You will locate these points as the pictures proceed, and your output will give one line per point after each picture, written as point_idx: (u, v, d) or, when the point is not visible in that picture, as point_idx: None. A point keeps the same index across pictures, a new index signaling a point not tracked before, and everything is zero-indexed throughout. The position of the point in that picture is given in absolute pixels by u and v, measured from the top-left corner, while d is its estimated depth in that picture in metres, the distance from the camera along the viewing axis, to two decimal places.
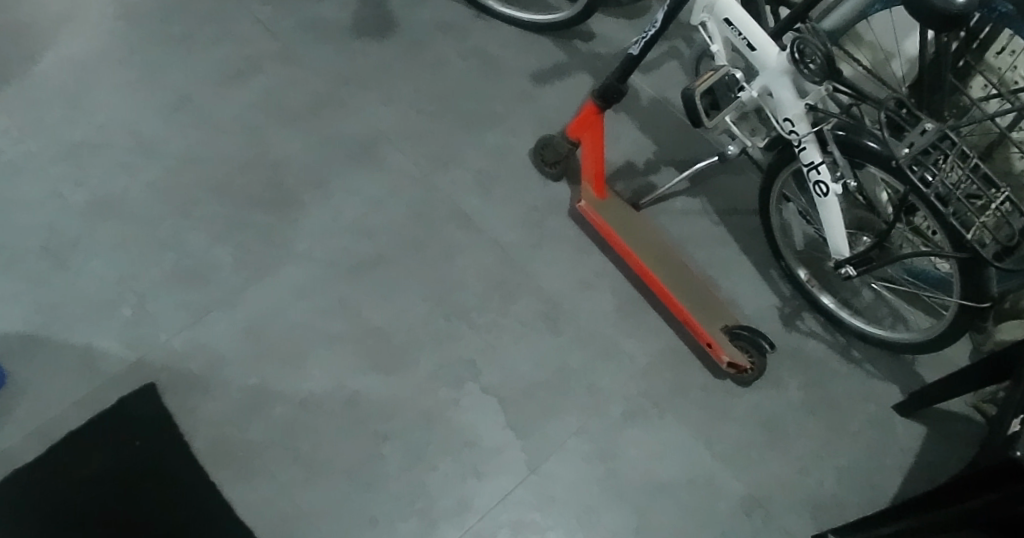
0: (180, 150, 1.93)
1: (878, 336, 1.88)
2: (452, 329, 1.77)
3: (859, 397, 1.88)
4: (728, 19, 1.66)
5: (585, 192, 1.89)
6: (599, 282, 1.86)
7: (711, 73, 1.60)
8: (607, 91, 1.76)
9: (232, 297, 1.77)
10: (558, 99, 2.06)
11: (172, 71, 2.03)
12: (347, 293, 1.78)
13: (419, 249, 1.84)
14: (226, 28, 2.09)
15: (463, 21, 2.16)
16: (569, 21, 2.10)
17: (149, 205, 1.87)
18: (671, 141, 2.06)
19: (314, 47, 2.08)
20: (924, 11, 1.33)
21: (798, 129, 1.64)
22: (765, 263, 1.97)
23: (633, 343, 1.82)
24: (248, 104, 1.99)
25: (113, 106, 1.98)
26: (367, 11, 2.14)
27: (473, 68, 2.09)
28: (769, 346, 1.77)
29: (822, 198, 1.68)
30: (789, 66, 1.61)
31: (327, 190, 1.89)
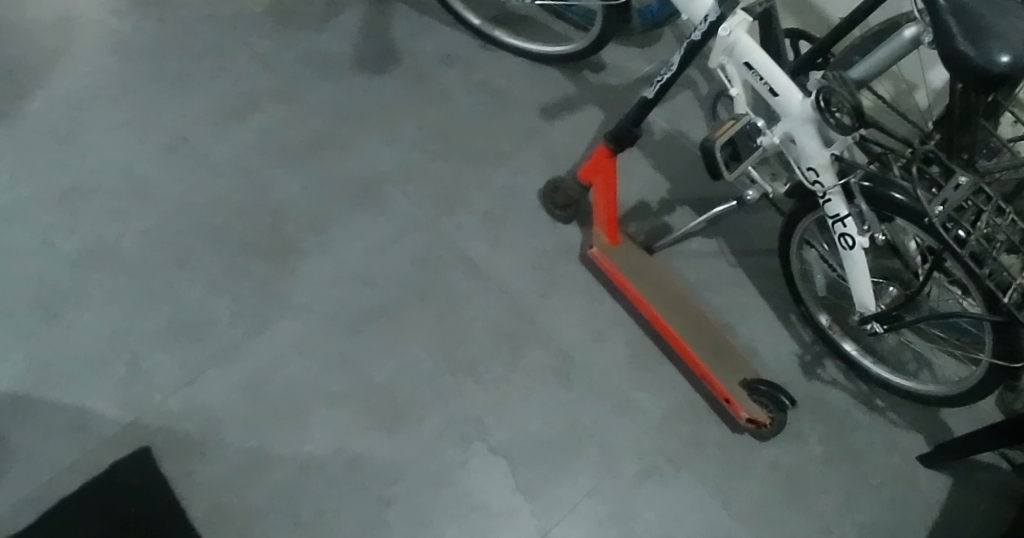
0: (176, 195, 1.85)
1: (903, 386, 1.79)
2: (459, 385, 1.69)
3: (883, 448, 1.80)
4: (749, 62, 1.57)
5: (597, 237, 1.80)
6: (611, 332, 1.78)
7: (731, 122, 1.52)
8: (620, 134, 1.67)
9: (230, 352, 1.70)
10: (568, 135, 1.98)
11: (168, 111, 1.96)
12: (349, 347, 1.71)
13: (424, 299, 1.76)
14: (224, 65, 2.02)
15: (468, 52, 2.07)
16: (579, 53, 2.01)
17: (143, 254, 1.79)
18: (686, 179, 1.98)
19: (315, 83, 2.00)
20: (963, 69, 1.23)
21: (823, 179, 1.56)
22: (785, 308, 1.89)
23: (648, 397, 1.74)
24: (246, 146, 1.91)
25: (106, 149, 1.91)
26: (369, 43, 2.06)
27: (480, 103, 2.00)
28: (789, 402, 1.68)
29: (848, 251, 1.59)
30: (813, 114, 1.53)
31: (328, 237, 1.81)
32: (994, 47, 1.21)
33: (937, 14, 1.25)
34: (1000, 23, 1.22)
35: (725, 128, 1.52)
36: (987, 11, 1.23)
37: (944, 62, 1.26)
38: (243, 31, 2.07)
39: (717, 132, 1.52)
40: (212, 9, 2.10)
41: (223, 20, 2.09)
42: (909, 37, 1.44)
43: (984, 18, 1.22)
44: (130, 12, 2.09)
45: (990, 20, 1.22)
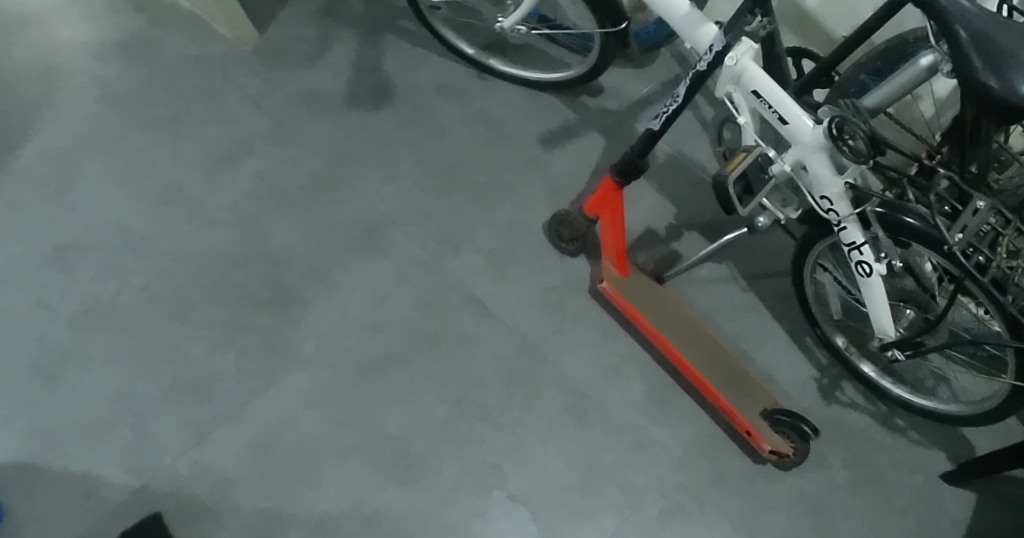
0: (173, 248, 1.81)
1: (924, 406, 1.75)
2: (474, 432, 1.66)
3: (907, 469, 1.76)
4: (757, 91, 1.54)
5: (606, 271, 1.77)
6: (626, 367, 1.75)
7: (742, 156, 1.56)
8: (627, 167, 1.63)
9: (238, 410, 1.66)
10: (570, 164, 1.94)
11: (160, 159, 1.90)
12: (359, 398, 1.67)
13: (433, 344, 1.73)
14: (214, 107, 1.97)
15: (463, 82, 2.03)
16: (578, 79, 1.97)
17: (143, 310, 1.75)
18: (692, 202, 1.94)
19: (308, 122, 1.95)
20: (987, 100, 1.21)
21: (837, 208, 1.53)
22: (800, 330, 1.85)
23: (666, 433, 1.70)
24: (241, 191, 1.86)
25: (99, 202, 1.85)
26: (361, 79, 2.01)
27: (478, 134, 1.96)
28: (811, 430, 1.64)
29: (865, 278, 1.57)
30: (825, 142, 1.50)
31: (331, 283, 1.77)
32: (1018, 78, 1.19)
33: (959, 46, 1.22)
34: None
35: (737, 163, 1.57)
36: (1011, 41, 1.20)
37: (967, 93, 1.24)
38: (232, 70, 2.01)
39: (729, 167, 1.57)
40: (198, 49, 2.04)
41: (210, 60, 2.03)
42: (925, 66, 1.50)
43: (1009, 47, 1.20)
44: (114, 57, 2.02)
45: (1014, 50, 1.20)
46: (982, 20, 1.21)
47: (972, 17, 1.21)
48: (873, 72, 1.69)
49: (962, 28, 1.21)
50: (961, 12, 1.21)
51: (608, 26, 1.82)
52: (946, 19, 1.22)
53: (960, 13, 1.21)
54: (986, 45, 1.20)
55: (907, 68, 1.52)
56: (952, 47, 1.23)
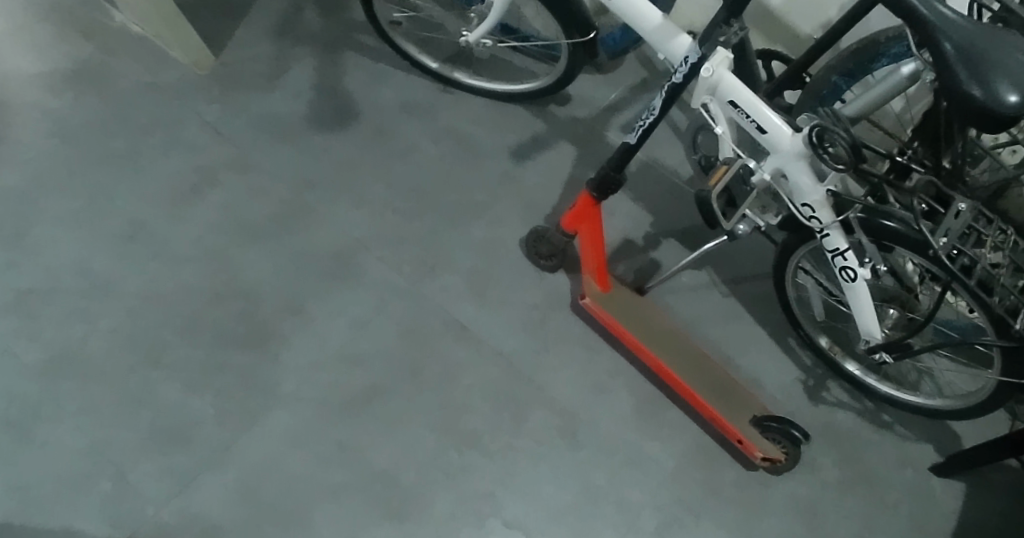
0: (140, 287, 1.73)
1: (910, 402, 1.74)
2: (464, 461, 1.63)
3: (895, 463, 1.75)
4: (734, 101, 1.53)
5: (588, 286, 1.75)
6: (614, 383, 1.73)
7: (723, 169, 1.57)
8: (604, 182, 1.61)
9: (220, 454, 1.61)
10: (542, 177, 1.91)
11: (119, 194, 1.82)
12: (345, 434, 1.64)
13: (417, 373, 1.69)
14: (173, 136, 1.89)
15: (428, 97, 1.99)
16: (546, 89, 1.94)
17: (112, 355, 1.67)
18: (668, 210, 1.92)
19: (272, 148, 1.89)
20: (973, 112, 1.23)
21: (820, 215, 1.53)
22: (782, 332, 1.85)
23: (657, 447, 1.69)
24: (208, 224, 1.80)
25: (58, 242, 1.76)
26: (323, 100, 1.96)
27: (447, 151, 1.92)
28: (801, 435, 1.63)
29: (849, 283, 1.58)
30: (806, 150, 1.49)
31: (308, 316, 1.73)
32: (1003, 87, 1.20)
33: (944, 58, 1.23)
34: (1009, 60, 1.21)
35: (719, 177, 1.57)
36: (996, 50, 1.21)
37: (954, 103, 1.25)
38: (189, 96, 1.94)
39: (711, 183, 1.58)
40: (151, 76, 1.96)
41: (164, 87, 1.95)
42: (907, 74, 1.55)
43: (993, 57, 1.21)
44: (65, 88, 1.92)
45: (999, 59, 1.20)
46: (966, 32, 1.23)
47: (956, 30, 1.23)
48: (845, 73, 1.71)
49: (947, 40, 1.23)
50: (945, 25, 1.23)
51: (576, 38, 1.79)
52: (932, 32, 1.24)
53: (944, 26, 1.23)
54: (970, 57, 1.22)
55: (889, 76, 1.56)
56: (936, 61, 1.25)
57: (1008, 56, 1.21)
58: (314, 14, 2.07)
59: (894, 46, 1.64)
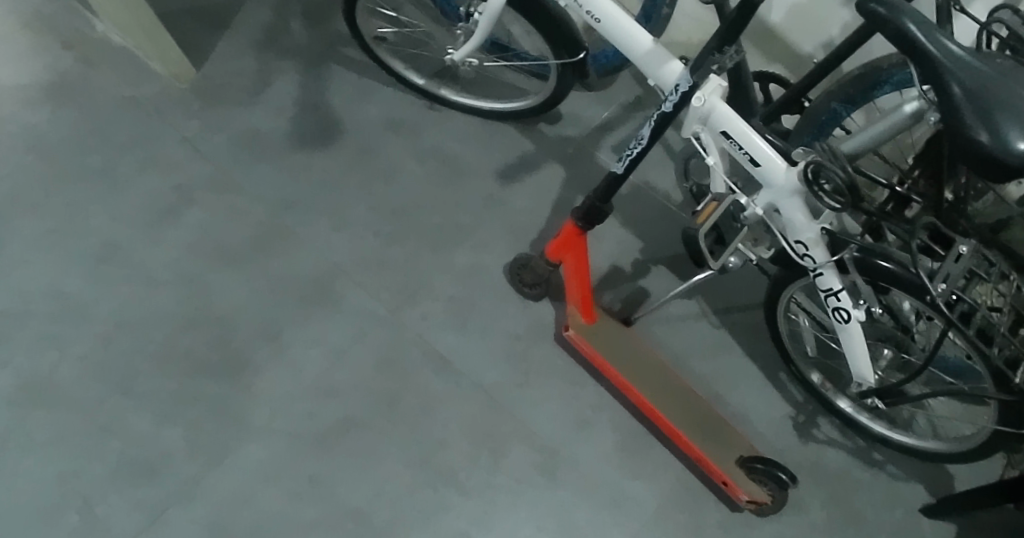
0: (113, 312, 1.69)
1: (903, 442, 1.68)
2: (440, 499, 1.59)
3: (887, 504, 1.69)
4: (727, 131, 1.44)
5: (572, 317, 1.69)
6: (597, 418, 1.68)
7: (713, 205, 1.49)
8: (589, 212, 1.52)
9: (189, 489, 1.56)
10: (529, 200, 1.85)
11: (95, 214, 1.77)
12: (316, 469, 1.59)
13: (394, 406, 1.65)
14: (152, 153, 1.84)
15: (414, 114, 1.93)
16: (536, 108, 1.88)
17: (83, 383, 1.63)
18: (658, 235, 1.86)
19: (252, 167, 1.84)
20: (980, 157, 1.13)
21: (814, 253, 1.47)
22: (773, 366, 1.79)
23: (639, 485, 1.64)
24: (184, 246, 1.75)
25: (31, 264, 1.72)
26: (306, 116, 1.90)
27: (432, 171, 1.86)
28: (789, 477, 1.56)
29: (843, 324, 1.52)
30: (801, 186, 1.42)
31: (283, 344, 1.68)
32: (1013, 132, 1.11)
33: (952, 101, 1.14)
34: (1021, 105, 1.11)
35: (708, 213, 1.49)
36: (1009, 93, 1.12)
37: (959, 148, 1.16)
38: (168, 111, 1.89)
39: (700, 219, 1.49)
40: (130, 89, 1.91)
41: (144, 101, 1.90)
42: (909, 113, 1.47)
43: (1004, 101, 1.12)
44: (42, 101, 1.87)
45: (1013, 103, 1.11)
46: (977, 74, 1.13)
47: (965, 71, 1.13)
48: (845, 100, 1.61)
49: (956, 83, 1.14)
50: (954, 65, 1.13)
51: (565, 57, 1.72)
52: (939, 73, 1.15)
53: (953, 67, 1.13)
54: (982, 100, 1.12)
55: (891, 115, 1.49)
56: (944, 104, 1.15)
57: (1020, 99, 1.12)
58: (299, 25, 2.01)
59: (897, 74, 1.53)
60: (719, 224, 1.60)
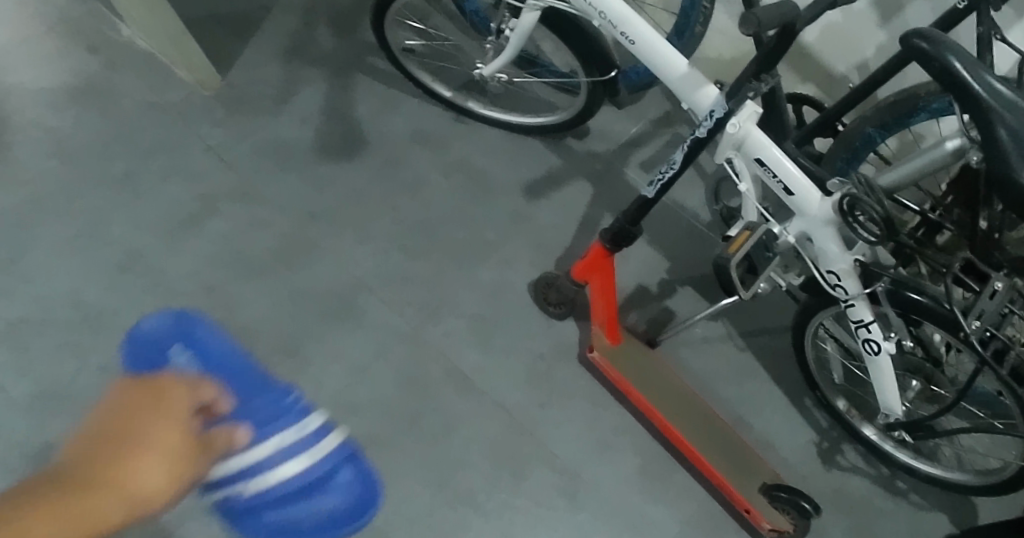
0: (134, 322, 1.67)
1: (929, 472, 1.66)
2: (459, 519, 1.57)
3: (909, 533, 1.67)
4: (761, 159, 1.42)
5: (597, 338, 1.67)
6: (618, 441, 1.67)
7: (746, 234, 1.48)
8: (617, 234, 1.49)
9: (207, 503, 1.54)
10: (555, 217, 1.85)
11: (119, 221, 1.76)
12: None
13: (414, 423, 1.63)
14: (177, 160, 1.83)
15: (441, 126, 1.94)
16: (563, 124, 1.89)
17: (102, 392, 1.61)
18: (684, 255, 1.86)
19: (276, 177, 1.83)
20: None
21: (846, 284, 1.44)
22: (798, 391, 1.78)
23: (661, 509, 1.63)
24: (206, 257, 1.74)
25: (53, 271, 1.70)
26: (332, 126, 1.90)
27: (458, 185, 1.87)
28: (812, 507, 1.53)
29: (872, 355, 1.50)
30: (835, 217, 1.39)
31: (304, 358, 1.67)
32: None
33: (997, 143, 1.12)
34: None
35: (741, 242, 1.48)
36: None
37: (1000, 193, 1.14)
38: (194, 119, 1.88)
39: (732, 248, 1.48)
40: (155, 96, 1.90)
41: (170, 107, 1.89)
42: (951, 150, 1.47)
43: None
44: (66, 106, 1.86)
45: None
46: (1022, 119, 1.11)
47: (1012, 115, 1.11)
48: (879, 125, 1.59)
49: (1002, 125, 1.11)
50: (1001, 109, 1.11)
51: (596, 75, 1.71)
52: (985, 114, 1.12)
53: (1000, 111, 1.11)
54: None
55: (930, 150, 1.49)
56: (987, 148, 1.13)
57: None
58: (326, 35, 2.02)
59: (934, 102, 1.50)
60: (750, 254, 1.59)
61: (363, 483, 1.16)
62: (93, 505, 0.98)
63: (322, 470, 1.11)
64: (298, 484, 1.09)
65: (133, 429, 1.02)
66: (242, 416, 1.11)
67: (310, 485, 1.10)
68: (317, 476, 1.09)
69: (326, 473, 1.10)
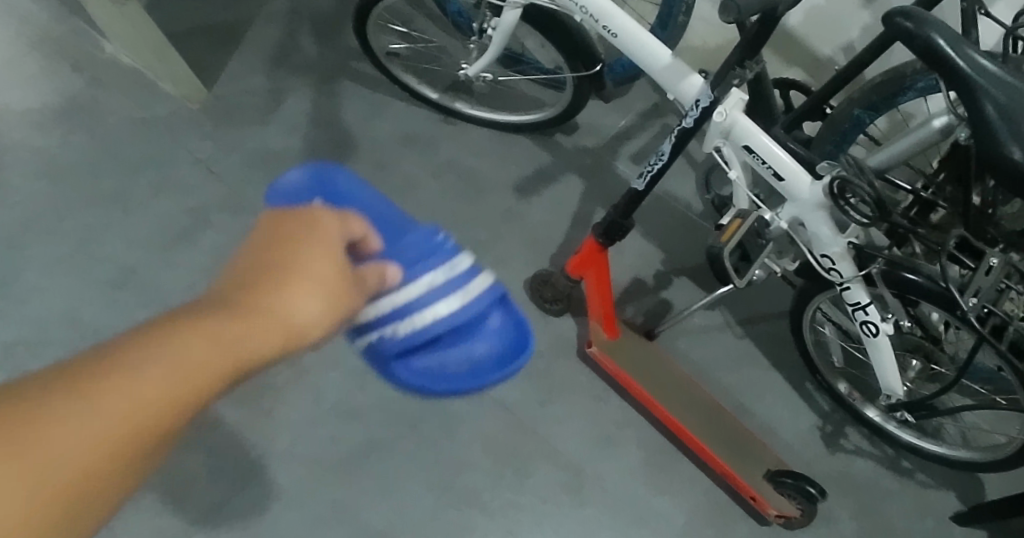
0: None
1: (933, 451, 1.65)
2: (464, 520, 1.57)
3: (915, 513, 1.66)
4: (749, 145, 1.41)
5: (595, 332, 1.67)
6: (621, 434, 1.67)
7: (737, 222, 1.48)
8: (609, 228, 1.49)
9: (213, 516, 1.54)
10: (547, 213, 1.85)
11: (111, 238, 1.76)
12: (340, 493, 1.58)
13: (416, 427, 1.63)
14: (166, 174, 1.83)
15: (429, 128, 1.94)
16: (551, 120, 1.88)
17: None
18: (678, 245, 1.85)
19: (267, 187, 1.83)
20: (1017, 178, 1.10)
21: (841, 268, 1.44)
22: (799, 376, 1.77)
23: (666, 500, 1.62)
24: (200, 269, 1.74)
25: (48, 290, 1.70)
26: (320, 133, 1.90)
27: (448, 186, 1.87)
28: (818, 491, 1.52)
29: (871, 337, 1.49)
30: (826, 200, 1.39)
31: (302, 366, 1.67)
32: None
33: (984, 119, 1.11)
34: None
35: (733, 230, 1.48)
36: None
37: (990, 170, 1.14)
38: (182, 133, 1.88)
39: (724, 237, 1.49)
40: (141, 111, 1.89)
41: (157, 122, 1.88)
42: (939, 128, 1.46)
43: None
44: (53, 126, 1.86)
45: None
46: (1009, 93, 1.10)
47: (999, 90, 1.10)
48: (867, 106, 1.58)
49: (989, 100, 1.11)
50: (988, 85, 1.10)
51: (581, 70, 1.70)
52: (972, 92, 1.11)
53: (986, 87, 1.10)
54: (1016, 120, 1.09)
55: (919, 128, 1.48)
56: (975, 124, 1.12)
57: None
58: (310, 42, 2.01)
59: (920, 80, 1.50)
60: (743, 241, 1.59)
61: (515, 328, 1.20)
62: (253, 329, 0.87)
63: (492, 326, 1.15)
64: (468, 346, 1.13)
65: (290, 265, 0.90)
66: (390, 254, 1.05)
67: (477, 355, 1.14)
68: (472, 315, 1.09)
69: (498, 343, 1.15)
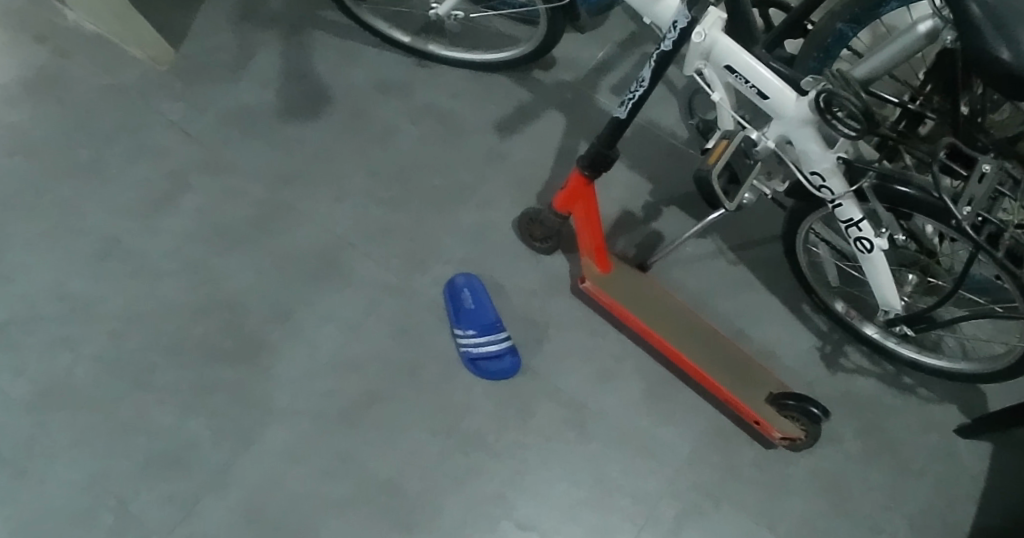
0: (120, 306, 1.64)
1: (934, 365, 1.65)
2: (471, 463, 1.57)
3: (919, 426, 1.67)
4: (730, 66, 1.38)
5: (587, 268, 1.66)
6: (621, 368, 1.66)
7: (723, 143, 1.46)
8: (594, 160, 1.45)
9: (221, 477, 1.54)
10: (531, 151, 1.83)
11: (91, 209, 1.72)
12: (345, 445, 1.57)
13: (415, 375, 1.63)
14: (142, 141, 1.79)
15: (405, 74, 1.90)
16: (527, 57, 1.85)
17: (100, 384, 1.58)
18: (664, 175, 1.83)
19: (243, 144, 1.80)
20: None
21: (831, 185, 1.42)
22: (795, 298, 1.77)
23: (670, 431, 1.63)
24: (184, 233, 1.71)
25: (31, 266, 1.66)
26: (293, 87, 1.87)
27: (428, 131, 1.84)
28: (821, 412, 1.51)
29: (866, 254, 1.48)
30: (812, 115, 1.36)
31: (295, 323, 1.65)
32: None
33: None
34: None
35: (719, 152, 1.46)
36: None
37: None
38: (152, 96, 1.84)
39: (712, 159, 1.46)
40: (109, 77, 1.85)
41: (126, 88, 1.84)
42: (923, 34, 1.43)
43: None
44: (20, 98, 1.80)
45: None
46: None
47: None
48: (850, 20, 1.54)
49: None
50: None
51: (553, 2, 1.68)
52: None
53: None
54: None
55: (904, 36, 1.45)
56: None
57: None
58: None
59: None
60: (731, 163, 1.57)
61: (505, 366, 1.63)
62: None
63: (473, 305, 1.66)
64: (451, 304, 1.66)
65: None
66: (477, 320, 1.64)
67: (453, 298, 1.67)
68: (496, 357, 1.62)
69: (477, 369, 1.62)
